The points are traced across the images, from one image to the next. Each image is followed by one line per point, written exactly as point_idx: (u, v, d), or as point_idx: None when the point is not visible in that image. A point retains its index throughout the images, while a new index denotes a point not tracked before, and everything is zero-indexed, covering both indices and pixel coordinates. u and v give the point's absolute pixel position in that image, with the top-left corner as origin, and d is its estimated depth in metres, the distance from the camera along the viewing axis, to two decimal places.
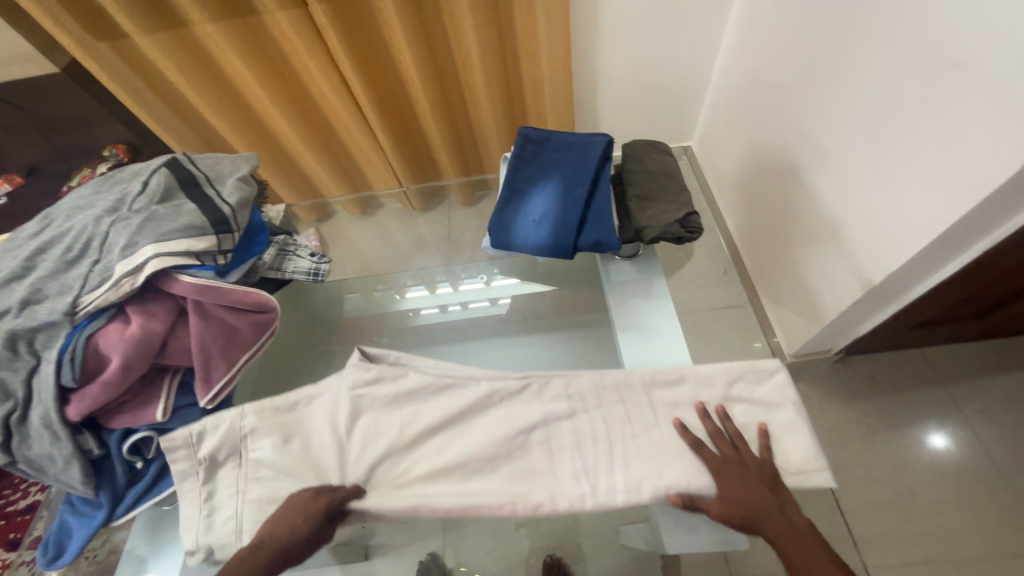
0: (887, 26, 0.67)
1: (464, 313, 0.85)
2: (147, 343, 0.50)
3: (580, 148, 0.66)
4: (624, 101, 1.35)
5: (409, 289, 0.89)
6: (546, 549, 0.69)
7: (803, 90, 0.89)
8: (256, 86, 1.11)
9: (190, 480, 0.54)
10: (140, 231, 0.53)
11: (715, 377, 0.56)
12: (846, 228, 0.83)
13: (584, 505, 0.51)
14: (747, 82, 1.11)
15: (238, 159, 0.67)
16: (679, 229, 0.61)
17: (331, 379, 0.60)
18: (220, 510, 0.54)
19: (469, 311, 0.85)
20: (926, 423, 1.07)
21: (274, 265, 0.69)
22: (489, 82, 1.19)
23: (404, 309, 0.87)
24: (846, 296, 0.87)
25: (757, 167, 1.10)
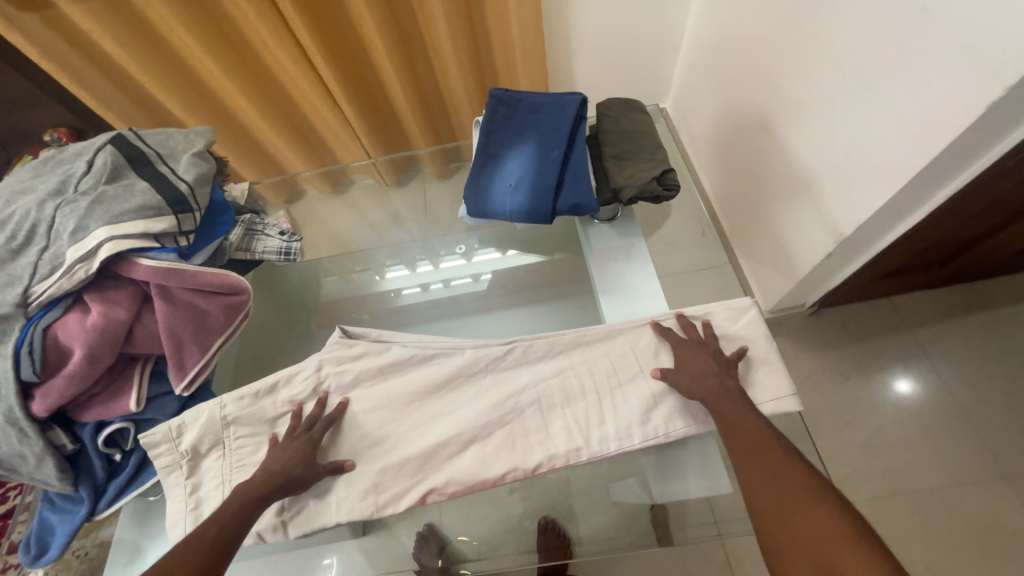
0: None
1: (446, 291, 0.83)
2: (111, 331, 0.48)
3: (553, 107, 0.64)
4: (596, 63, 1.32)
5: (389, 270, 0.87)
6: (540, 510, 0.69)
7: (776, 42, 0.88)
8: (205, 56, 1.04)
9: (175, 474, 0.53)
10: (90, 213, 0.49)
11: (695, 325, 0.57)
12: (818, 181, 0.84)
13: (580, 456, 0.53)
14: (720, 37, 1.09)
15: (191, 134, 0.63)
16: (657, 186, 0.61)
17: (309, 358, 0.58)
18: (207, 502, 0.53)
19: (451, 288, 0.83)
20: (894, 367, 1.13)
21: (243, 245, 0.66)
22: (458, 46, 1.13)
23: (385, 290, 0.85)
24: (818, 249, 0.89)
25: (733, 125, 1.09)
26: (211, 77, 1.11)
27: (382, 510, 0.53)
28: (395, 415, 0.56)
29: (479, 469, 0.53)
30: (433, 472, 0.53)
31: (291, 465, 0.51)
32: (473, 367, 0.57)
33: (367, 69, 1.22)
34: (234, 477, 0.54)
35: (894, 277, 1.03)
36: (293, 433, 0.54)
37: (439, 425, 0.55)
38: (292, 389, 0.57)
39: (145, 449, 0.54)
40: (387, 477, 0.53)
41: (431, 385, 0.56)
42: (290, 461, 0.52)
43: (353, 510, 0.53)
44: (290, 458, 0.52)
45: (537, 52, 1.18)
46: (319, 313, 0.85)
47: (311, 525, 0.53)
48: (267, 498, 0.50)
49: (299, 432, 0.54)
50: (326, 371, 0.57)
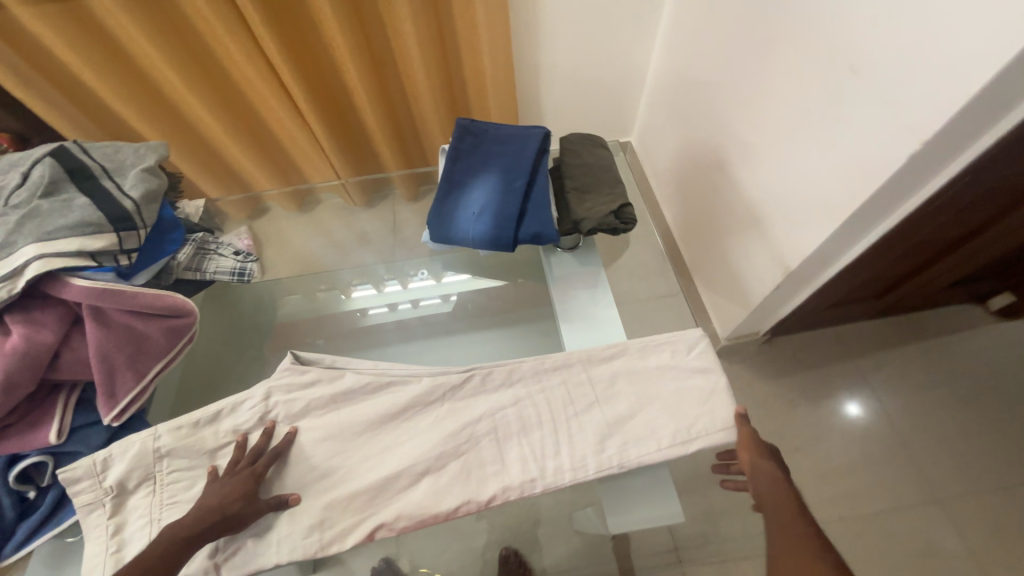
0: (794, 31, 0.73)
1: (414, 312, 0.83)
2: (34, 356, 0.45)
3: (518, 139, 0.66)
4: (565, 97, 1.37)
5: (355, 289, 0.86)
6: (501, 543, 0.72)
7: (728, 88, 0.94)
8: (167, 69, 1.01)
9: (97, 514, 0.49)
10: (19, 229, 0.46)
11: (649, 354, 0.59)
12: (767, 218, 0.89)
13: (534, 488, 0.52)
14: (679, 79, 1.16)
15: (142, 148, 0.60)
16: (615, 220, 0.62)
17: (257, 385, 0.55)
18: (132, 544, 0.48)
19: (419, 309, 0.83)
20: (840, 394, 1.19)
21: (192, 265, 0.63)
22: (430, 73, 1.16)
23: (351, 309, 0.84)
24: (768, 281, 0.94)
25: (691, 161, 1.15)
26: (173, 90, 1.08)
27: (328, 547, 0.50)
28: (347, 446, 0.54)
29: (433, 502, 0.51)
30: (384, 507, 0.51)
31: (229, 501, 0.49)
32: (430, 395, 0.56)
33: (338, 90, 1.22)
34: (165, 514, 0.50)
35: (838, 308, 1.10)
36: (235, 466, 0.51)
37: (393, 456, 0.53)
38: (237, 418, 0.54)
39: (64, 486, 0.49)
40: (335, 513, 0.51)
41: (386, 414, 0.55)
42: (228, 496, 0.49)
43: (295, 549, 0.50)
44: (229, 494, 0.49)
45: (507, 84, 1.22)
46: (277, 335, 0.82)
47: (248, 567, 0.49)
48: (201, 536, 0.47)
49: (241, 466, 0.51)
50: (274, 399, 0.54)
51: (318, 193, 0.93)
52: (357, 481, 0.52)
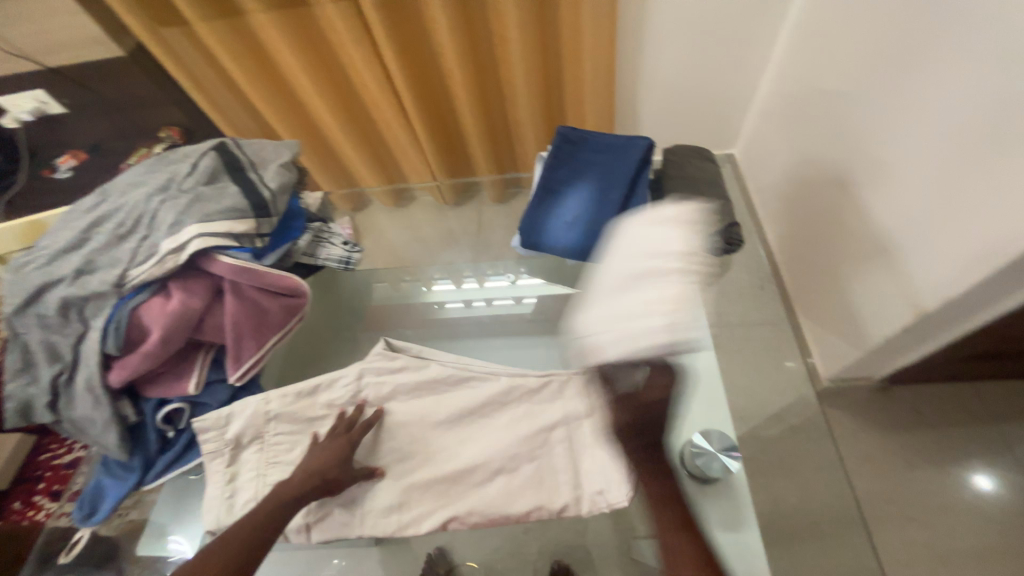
0: None
1: (488, 309, 0.85)
2: (185, 317, 0.53)
3: (619, 149, 0.64)
4: (664, 105, 1.32)
5: (437, 283, 0.89)
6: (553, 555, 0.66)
7: (864, 100, 0.84)
8: (302, 74, 1.15)
9: (217, 461, 0.56)
10: (187, 211, 0.55)
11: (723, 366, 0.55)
12: (900, 249, 0.78)
13: (603, 503, 0.53)
14: (801, 89, 1.06)
15: (280, 145, 0.68)
16: (717, 241, 0.58)
17: (352, 364, 0.60)
18: (242, 492, 0.56)
19: (493, 308, 0.85)
20: (975, 463, 0.99)
21: (308, 251, 0.70)
22: (531, 80, 1.18)
23: (429, 302, 0.87)
24: (892, 322, 0.82)
25: (805, 179, 1.04)
26: (306, 93, 1.23)
27: (404, 530, 0.53)
28: (426, 433, 0.56)
29: (503, 500, 0.52)
30: (457, 498, 0.53)
31: (328, 466, 0.52)
32: (506, 395, 0.57)
33: (442, 96, 1.29)
34: (270, 472, 0.56)
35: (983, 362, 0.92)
36: (335, 431, 0.55)
37: (465, 449, 0.55)
38: (332, 394, 0.59)
39: (195, 431, 0.57)
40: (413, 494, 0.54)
41: (463, 410, 0.57)
42: (327, 461, 0.52)
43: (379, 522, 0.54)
44: (327, 458, 0.52)
45: (606, 90, 1.20)
46: (368, 318, 0.87)
47: (337, 531, 0.55)
48: (304, 497, 0.50)
49: (338, 433, 0.55)
50: (366, 380, 0.59)
51: (415, 191, 1.02)
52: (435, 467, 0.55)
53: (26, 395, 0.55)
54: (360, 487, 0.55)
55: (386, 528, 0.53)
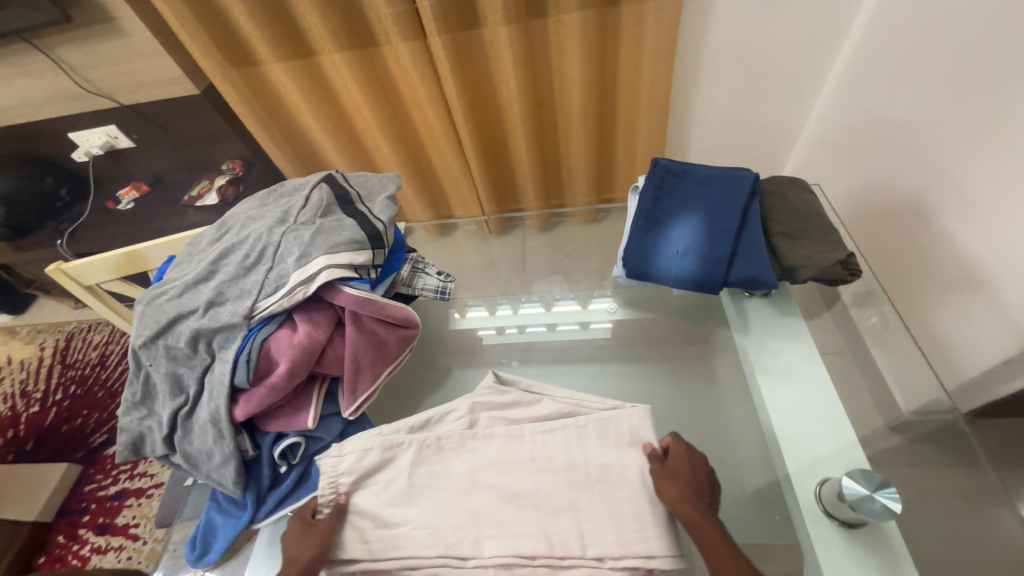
0: None
1: (520, 337, 0.84)
2: (310, 350, 0.52)
3: (722, 181, 0.65)
4: (712, 140, 1.32)
5: (469, 309, 0.87)
6: None
7: (936, 130, 0.82)
8: (366, 109, 1.18)
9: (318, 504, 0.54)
10: (312, 242, 0.55)
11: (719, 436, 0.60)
12: (995, 279, 0.75)
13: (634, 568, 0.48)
14: (860, 119, 1.02)
15: (384, 178, 0.70)
16: (841, 270, 0.59)
17: (459, 399, 0.61)
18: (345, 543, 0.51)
19: (525, 334, 0.84)
20: None
21: (407, 281, 0.70)
22: (588, 113, 1.19)
23: (463, 330, 0.86)
24: (994, 352, 0.78)
25: (867, 209, 1.00)
26: (365, 128, 1.26)
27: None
28: (534, 472, 0.53)
29: (643, 542, 0.48)
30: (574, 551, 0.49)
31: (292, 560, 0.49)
32: (604, 428, 0.55)
33: (496, 128, 1.31)
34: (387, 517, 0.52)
35: None
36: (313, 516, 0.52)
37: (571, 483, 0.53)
38: (340, 461, 0.54)
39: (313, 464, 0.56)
40: (521, 545, 0.49)
41: (574, 448, 0.55)
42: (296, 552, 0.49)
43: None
44: (299, 550, 0.49)
45: (660, 124, 1.21)
46: (445, 348, 0.85)
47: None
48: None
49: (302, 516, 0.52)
50: (478, 413, 0.59)
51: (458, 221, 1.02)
52: (514, 514, 0.51)
53: (141, 429, 0.55)
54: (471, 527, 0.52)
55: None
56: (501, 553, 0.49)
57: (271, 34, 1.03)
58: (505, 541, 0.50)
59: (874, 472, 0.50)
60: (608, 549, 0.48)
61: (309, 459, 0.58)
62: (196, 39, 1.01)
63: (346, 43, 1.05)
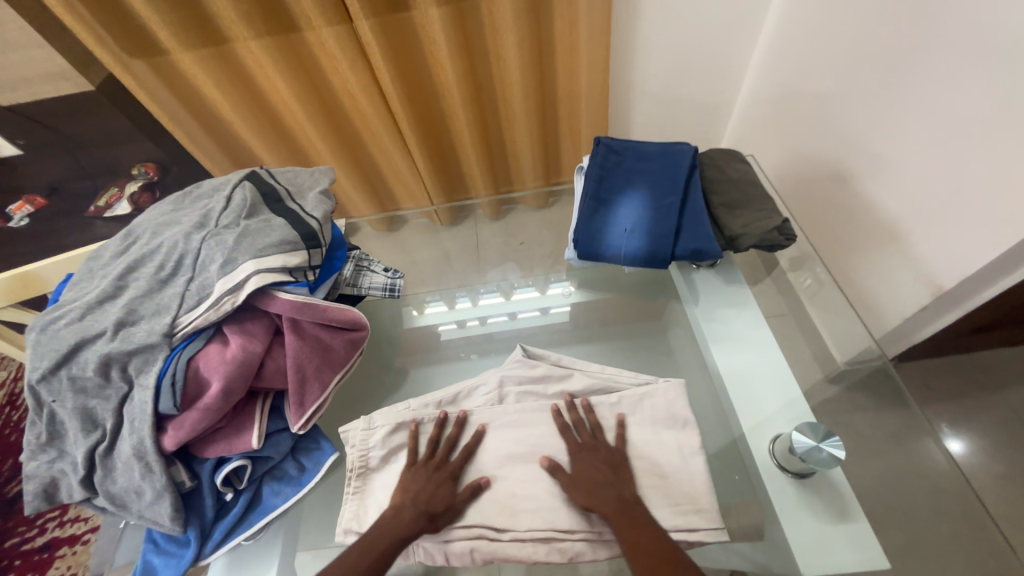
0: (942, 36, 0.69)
1: (483, 328, 0.82)
2: (247, 365, 0.48)
3: (663, 156, 0.66)
4: (653, 118, 1.33)
5: (428, 305, 0.85)
6: None
7: (854, 99, 0.86)
8: (293, 101, 1.09)
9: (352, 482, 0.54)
10: (237, 247, 0.50)
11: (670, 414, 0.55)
12: (909, 235, 0.81)
13: None
14: (787, 92, 1.06)
15: (316, 172, 0.65)
16: (777, 236, 0.61)
17: (489, 373, 0.61)
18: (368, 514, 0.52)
19: (487, 325, 0.83)
20: (995, 430, 1.00)
21: (351, 280, 0.66)
22: (528, 97, 1.17)
23: (425, 326, 0.83)
24: (913, 301, 0.85)
25: (798, 176, 1.06)
26: (294, 120, 1.17)
27: (580, 556, 0.49)
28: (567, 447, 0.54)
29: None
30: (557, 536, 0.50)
31: (423, 495, 0.50)
32: (562, 412, 0.57)
33: (437, 116, 1.26)
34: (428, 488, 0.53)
35: (982, 333, 0.96)
36: (432, 464, 0.53)
37: (539, 470, 0.53)
38: (371, 435, 0.54)
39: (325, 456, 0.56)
40: (558, 518, 0.49)
41: (552, 429, 0.56)
42: (421, 489, 0.50)
43: (536, 552, 0.50)
44: (435, 493, 0.50)
45: (600, 104, 1.21)
46: (400, 348, 0.82)
47: (489, 558, 0.50)
48: (416, 530, 0.48)
49: (434, 464, 0.53)
50: (507, 387, 0.60)
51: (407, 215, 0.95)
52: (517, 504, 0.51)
53: (52, 474, 0.48)
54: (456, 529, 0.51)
55: (560, 557, 0.50)
56: (537, 527, 0.49)
57: (174, 20, 0.91)
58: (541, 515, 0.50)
59: (820, 424, 0.54)
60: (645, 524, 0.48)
61: (258, 481, 0.54)
62: (85, 25, 0.88)
63: (263, 28, 0.96)
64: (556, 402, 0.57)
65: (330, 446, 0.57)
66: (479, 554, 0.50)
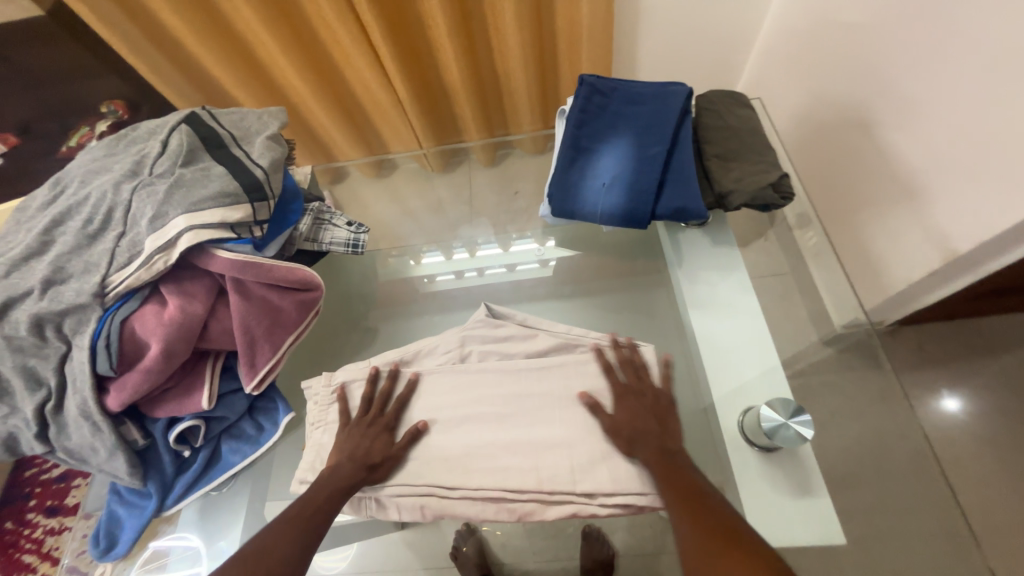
0: None
1: (481, 280, 0.79)
2: (188, 326, 0.45)
3: (653, 99, 0.58)
4: (664, 55, 1.18)
5: (424, 255, 0.82)
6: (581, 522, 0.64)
7: (890, 32, 0.74)
8: (261, 29, 0.98)
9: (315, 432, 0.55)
10: (168, 199, 0.46)
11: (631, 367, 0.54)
12: (929, 193, 0.73)
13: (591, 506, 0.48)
14: (816, 22, 0.92)
15: (265, 114, 0.59)
16: (772, 194, 0.55)
17: (451, 331, 0.59)
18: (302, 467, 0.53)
19: (486, 277, 0.79)
20: (989, 396, 0.97)
21: (310, 235, 0.62)
22: (522, 27, 1.03)
23: (417, 276, 0.80)
24: (921, 264, 0.79)
25: (817, 123, 0.95)
26: (266, 53, 1.07)
27: (529, 516, 0.49)
28: (527, 412, 0.52)
29: (564, 482, 0.48)
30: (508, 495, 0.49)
31: (360, 448, 0.50)
32: (521, 376, 0.54)
33: (422, 47, 1.14)
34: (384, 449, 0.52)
35: (990, 298, 0.90)
36: (368, 418, 0.53)
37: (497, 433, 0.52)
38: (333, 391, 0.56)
39: (281, 409, 0.55)
40: (508, 481, 0.48)
41: (515, 391, 0.54)
42: (359, 445, 0.51)
43: (485, 511, 0.49)
44: (373, 446, 0.50)
45: (603, 36, 1.06)
46: (375, 303, 0.79)
47: (438, 514, 0.50)
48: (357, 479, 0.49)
49: (375, 417, 0.53)
50: (469, 347, 0.57)
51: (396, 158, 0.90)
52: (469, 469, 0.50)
53: (7, 429, 0.47)
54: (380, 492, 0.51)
55: (509, 516, 0.49)
56: (490, 486, 0.48)
57: None
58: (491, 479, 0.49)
59: (792, 399, 0.52)
60: (597, 488, 0.47)
61: (217, 439, 0.54)
62: None
63: None
64: (519, 362, 0.55)
65: (287, 406, 0.56)
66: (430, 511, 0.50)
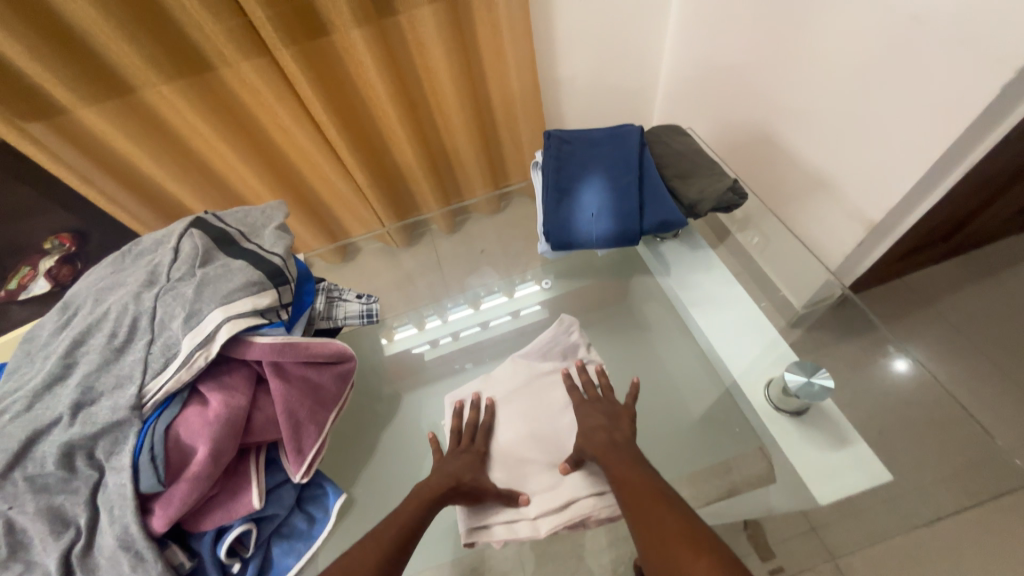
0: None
1: (455, 344, 0.81)
2: (234, 421, 0.44)
3: (612, 140, 0.68)
4: (587, 111, 1.35)
5: (397, 331, 0.81)
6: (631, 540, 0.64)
7: (766, 67, 0.92)
8: (219, 142, 1.02)
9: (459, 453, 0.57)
10: (198, 297, 0.46)
11: (542, 364, 0.65)
12: (837, 181, 0.88)
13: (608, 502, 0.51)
14: (705, 68, 1.12)
15: (267, 209, 0.62)
16: (731, 196, 0.65)
17: (515, 362, 0.66)
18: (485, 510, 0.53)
19: (459, 341, 0.82)
20: (929, 340, 1.11)
21: (325, 313, 0.63)
22: (464, 106, 1.16)
23: (396, 353, 0.80)
24: (847, 238, 0.93)
25: (731, 143, 1.12)
26: (224, 164, 1.09)
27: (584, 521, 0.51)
28: (539, 442, 0.58)
29: None
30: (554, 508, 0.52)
31: (462, 472, 0.53)
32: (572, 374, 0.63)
33: (375, 136, 1.21)
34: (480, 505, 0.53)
35: (910, 256, 1.06)
36: (460, 447, 0.57)
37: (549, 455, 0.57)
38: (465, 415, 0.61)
39: (325, 494, 0.56)
40: (563, 492, 0.52)
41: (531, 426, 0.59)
42: (461, 467, 0.54)
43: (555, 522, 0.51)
44: (466, 469, 0.54)
45: (535, 102, 1.21)
46: (386, 374, 0.79)
47: (596, 517, 0.51)
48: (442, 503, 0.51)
49: (467, 447, 0.57)
50: (535, 370, 0.64)
51: (360, 242, 0.90)
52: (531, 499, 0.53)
53: None
54: (477, 523, 0.53)
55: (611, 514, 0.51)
56: (542, 508, 0.52)
57: (68, 73, 0.81)
58: (551, 498, 0.52)
59: (807, 360, 0.59)
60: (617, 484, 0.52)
61: (265, 544, 0.50)
62: None
63: (174, 71, 0.88)
64: (513, 394, 0.63)
65: (336, 489, 0.56)
66: (568, 521, 0.51)
